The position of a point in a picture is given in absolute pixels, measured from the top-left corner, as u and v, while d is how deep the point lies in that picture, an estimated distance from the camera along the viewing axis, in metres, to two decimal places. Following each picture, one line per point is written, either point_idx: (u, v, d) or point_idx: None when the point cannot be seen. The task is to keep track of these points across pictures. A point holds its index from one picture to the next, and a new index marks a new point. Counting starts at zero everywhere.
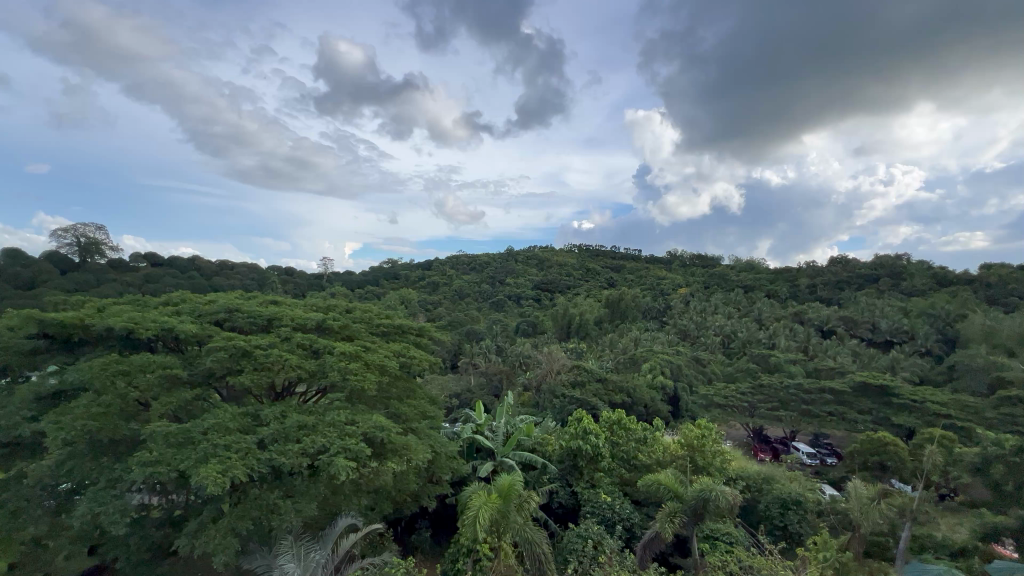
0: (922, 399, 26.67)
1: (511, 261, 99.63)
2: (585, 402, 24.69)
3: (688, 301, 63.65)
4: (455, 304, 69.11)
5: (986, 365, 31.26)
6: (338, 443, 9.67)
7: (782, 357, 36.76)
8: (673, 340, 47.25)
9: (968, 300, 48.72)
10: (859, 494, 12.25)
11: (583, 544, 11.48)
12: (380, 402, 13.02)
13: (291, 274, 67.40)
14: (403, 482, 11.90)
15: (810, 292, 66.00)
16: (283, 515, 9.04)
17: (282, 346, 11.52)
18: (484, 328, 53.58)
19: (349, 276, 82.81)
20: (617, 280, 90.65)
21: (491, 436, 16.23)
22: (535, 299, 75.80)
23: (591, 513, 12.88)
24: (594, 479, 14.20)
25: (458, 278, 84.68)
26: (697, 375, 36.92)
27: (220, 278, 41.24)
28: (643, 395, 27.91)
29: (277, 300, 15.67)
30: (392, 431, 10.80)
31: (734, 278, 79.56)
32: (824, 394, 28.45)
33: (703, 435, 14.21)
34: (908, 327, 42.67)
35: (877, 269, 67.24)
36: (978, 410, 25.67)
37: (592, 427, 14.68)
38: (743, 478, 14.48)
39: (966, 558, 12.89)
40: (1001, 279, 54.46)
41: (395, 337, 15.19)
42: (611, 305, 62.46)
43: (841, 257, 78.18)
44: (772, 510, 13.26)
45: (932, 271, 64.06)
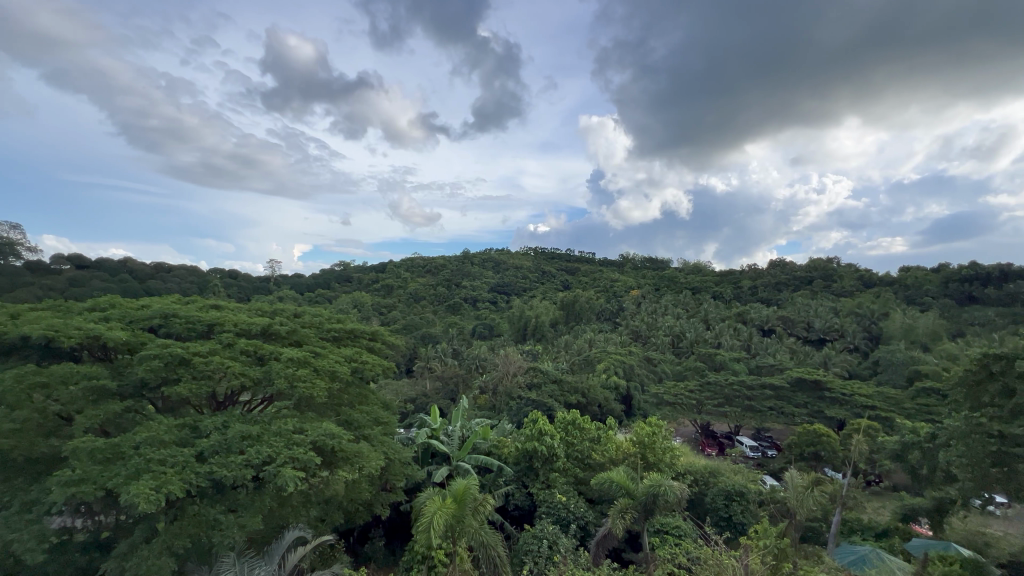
0: (851, 393, 28.73)
1: (467, 264, 99.38)
2: (541, 403, 24.96)
3: (640, 303, 65.57)
4: (410, 307, 67.99)
5: (905, 360, 34.12)
6: (285, 452, 9.29)
7: (727, 355, 38.61)
8: (626, 340, 48.60)
9: (888, 300, 53.00)
10: (796, 483, 12.99)
11: (539, 545, 11.54)
12: (331, 410, 12.62)
13: (235, 277, 64.13)
14: (355, 491, 11.58)
15: (752, 293, 69.71)
16: (225, 530, 8.55)
17: (224, 352, 10.92)
18: (440, 331, 53.14)
19: (298, 278, 79.70)
20: (572, 282, 92.17)
21: (447, 441, 16.06)
22: (492, 302, 75.79)
23: (546, 513, 13.02)
24: (549, 479, 14.30)
25: (413, 281, 83.42)
26: (648, 375, 38.14)
27: (156, 282, 38.63)
28: (597, 394, 28.53)
29: (219, 304, 14.87)
30: (344, 438, 10.51)
31: (682, 281, 82.83)
32: (764, 389, 30.06)
33: (654, 432, 14.66)
34: (838, 326, 45.92)
35: (811, 272, 71.98)
36: (899, 401, 27.95)
37: (547, 428, 14.86)
38: (690, 473, 15.09)
39: (888, 538, 13.99)
40: (917, 281, 59.67)
41: (347, 342, 14.77)
42: (566, 307, 63.45)
43: (779, 261, 83.16)
44: (718, 502, 13.88)
45: (858, 274, 69.31)
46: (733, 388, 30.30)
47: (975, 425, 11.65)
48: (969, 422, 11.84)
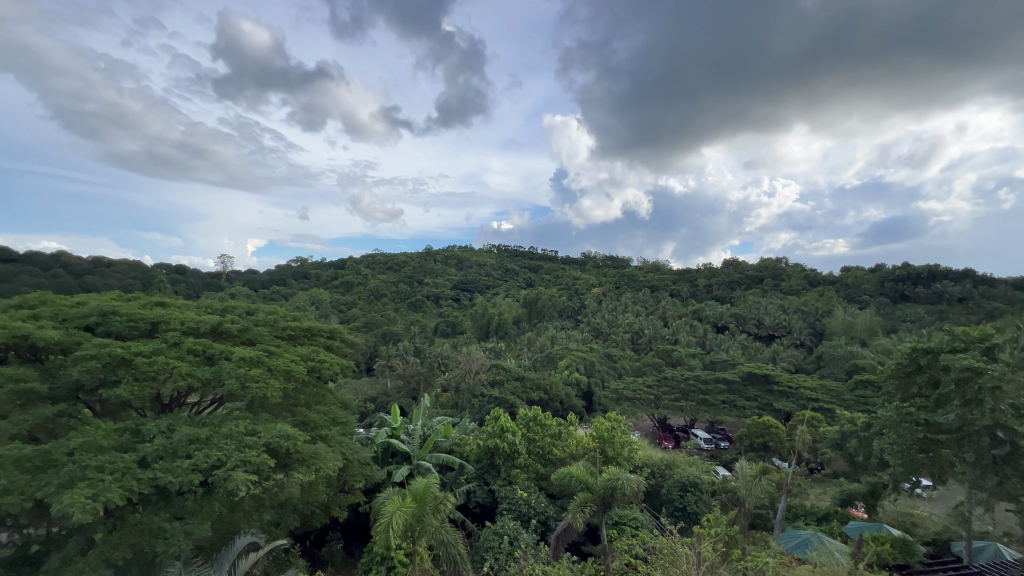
0: (797, 386, 30.30)
1: (430, 261, 98.36)
2: (504, 401, 25.06)
3: (601, 301, 66.79)
4: (371, 304, 66.63)
5: (845, 355, 36.33)
6: (236, 455, 8.92)
7: (683, 352, 39.93)
8: (587, 337, 49.42)
9: (831, 298, 56.23)
10: (746, 472, 13.60)
11: (500, 542, 11.58)
12: (286, 411, 12.22)
13: (183, 273, 60.88)
14: (311, 494, 11.22)
15: (707, 291, 72.34)
16: (170, 539, 8.14)
17: (169, 352, 10.37)
18: (401, 329, 52.35)
19: (252, 274, 76.61)
20: (534, 280, 92.81)
21: (407, 440, 15.85)
22: (455, 299, 75.30)
23: (507, 510, 13.08)
24: (510, 476, 14.36)
25: (374, 278, 81.78)
26: (609, 371, 38.94)
27: (94, 277, 36.25)
28: (558, 391, 28.91)
29: (164, 301, 14.06)
30: (300, 440, 10.19)
31: (642, 279, 84.95)
32: (718, 384, 31.29)
33: (613, 427, 14.99)
34: (786, 322, 48.34)
35: (762, 271, 75.42)
36: (840, 393, 29.75)
37: (509, 425, 14.92)
38: (648, 466, 15.54)
39: (828, 522, 14.90)
40: (857, 281, 63.59)
41: (303, 341, 14.30)
42: (529, 305, 63.87)
43: (732, 260, 86.64)
44: (673, 494, 14.36)
45: (805, 274, 73.17)
46: (689, 383, 31.41)
47: (906, 414, 12.53)
48: (900, 412, 12.72)
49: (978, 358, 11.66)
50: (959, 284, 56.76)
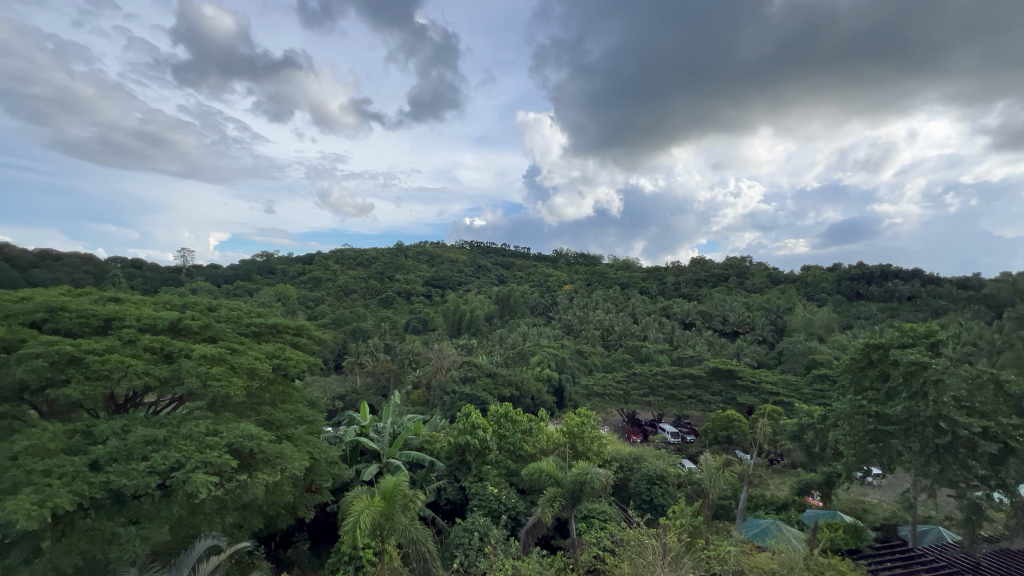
0: (759, 380, 31.39)
1: (402, 256, 97.13)
2: (475, 397, 25.05)
3: (572, 298, 67.38)
4: (340, 301, 65.28)
5: (804, 350, 37.86)
6: (196, 456, 8.62)
7: (652, 348, 40.76)
8: (558, 333, 49.83)
9: (792, 296, 58.45)
10: (710, 465, 14.02)
11: (470, 538, 11.59)
12: (250, 410, 11.87)
13: (139, 267, 58.17)
14: (277, 495, 10.94)
15: (675, 289, 74.01)
16: (125, 544, 7.81)
17: (124, 350, 9.91)
18: (371, 325, 51.56)
19: (215, 269, 73.85)
20: (507, 277, 92.86)
21: (377, 438, 15.64)
22: (426, 296, 74.61)
23: (478, 506, 13.11)
24: (481, 472, 14.39)
25: (343, 273, 80.15)
26: (579, 367, 39.39)
27: (40, 270, 34.17)
28: (530, 387, 29.10)
29: (118, 297, 13.40)
30: (264, 439, 9.92)
31: (613, 276, 86.20)
32: (685, 378, 32.10)
33: (583, 422, 15.18)
34: (750, 319, 49.96)
35: (727, 270, 77.68)
36: (799, 387, 31.01)
37: (480, 422, 14.94)
38: (616, 460, 15.83)
39: (787, 510, 15.52)
40: (816, 279, 66.28)
41: (269, 338, 13.89)
42: (501, 302, 63.88)
43: (700, 259, 88.87)
44: (641, 486, 14.68)
45: (768, 272, 75.74)
46: (657, 378, 32.08)
47: (858, 406, 13.16)
48: (854, 404, 13.35)
49: (925, 353, 12.36)
50: (909, 283, 59.95)
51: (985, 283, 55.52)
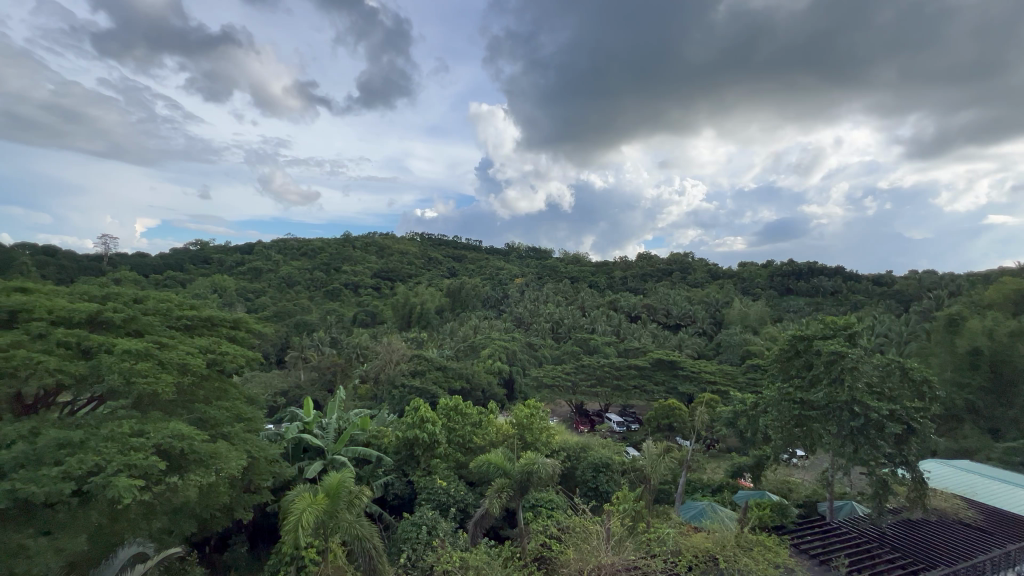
0: (699, 370, 33.00)
1: (349, 247, 94.19)
2: (425, 391, 24.81)
3: (523, 291, 67.95)
4: (283, 293, 62.44)
5: (739, 342, 40.20)
6: (119, 459, 8.03)
7: (600, 340, 41.88)
8: (509, 326, 50.17)
9: (729, 290, 61.79)
10: (652, 451, 14.64)
11: (418, 532, 11.50)
12: (180, 408, 11.12)
13: (52, 254, 52.97)
14: (212, 496, 10.35)
15: (622, 283, 76.31)
16: (35, 556, 7.16)
17: (33, 345, 9.04)
18: (316, 319, 49.68)
19: (142, 258, 68.61)
20: (458, 269, 92.21)
21: (321, 434, 15.17)
22: (375, 288, 72.81)
23: (426, 500, 13.03)
24: (430, 466, 14.32)
25: (286, 264, 76.67)
26: (530, 360, 39.87)
27: None
28: (480, 380, 29.18)
29: (27, 287, 12.16)
30: (197, 439, 9.38)
31: (563, 270, 87.68)
32: (630, 369, 33.25)
33: (532, 414, 15.40)
34: (691, 313, 52.34)
35: (672, 265, 80.95)
36: (734, 376, 32.92)
37: (429, 415, 14.82)
38: (564, 449, 16.20)
39: (721, 492, 16.49)
40: (751, 275, 70.38)
41: (203, 332, 13.07)
42: (452, 294, 63.40)
43: (646, 254, 92.01)
44: (587, 474, 15.11)
45: (708, 268, 79.59)
46: (604, 369, 33.00)
47: (785, 394, 14.15)
48: (781, 392, 14.33)
49: (843, 344, 13.45)
50: (832, 279, 64.89)
51: (896, 280, 61.02)
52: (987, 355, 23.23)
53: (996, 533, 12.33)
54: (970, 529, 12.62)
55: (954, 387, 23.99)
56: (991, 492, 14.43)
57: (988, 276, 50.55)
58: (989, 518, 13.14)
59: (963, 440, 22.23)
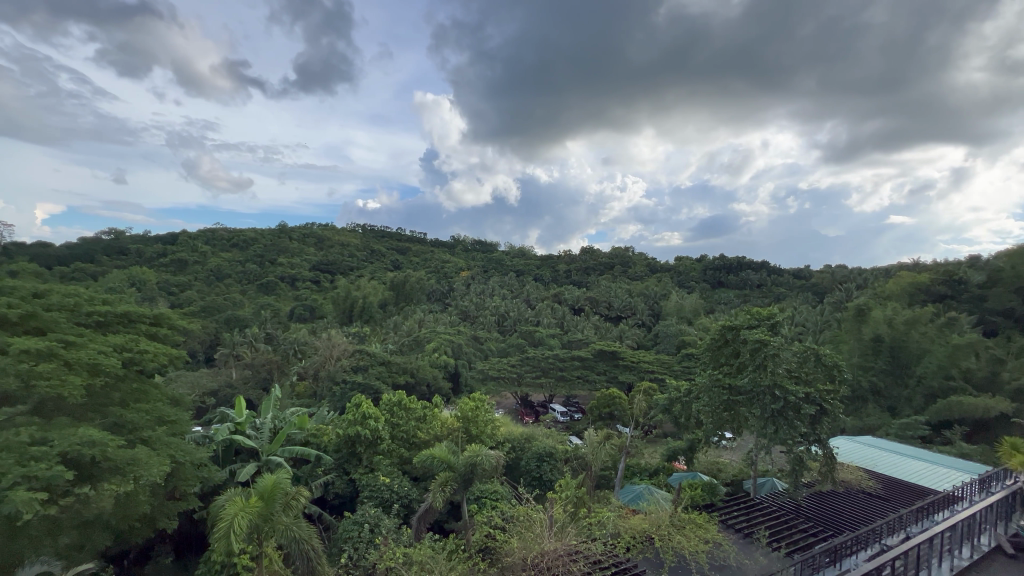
0: (638, 360, 34.40)
1: (285, 238, 89.61)
2: (367, 387, 24.20)
3: (469, 285, 67.68)
4: (211, 286, 58.43)
5: (675, 333, 42.28)
6: (17, 470, 7.28)
7: (544, 333, 42.57)
8: (455, 320, 49.90)
9: (666, 283, 64.67)
10: (593, 439, 15.12)
11: (359, 531, 11.23)
12: (91, 412, 10.16)
13: None
14: (132, 506, 9.56)
15: (567, 276, 77.92)
16: None
17: None
18: (249, 313, 46.99)
19: (44, 248, 61.80)
20: (403, 262, 90.35)
21: (255, 435, 14.41)
22: (314, 281, 69.80)
23: (369, 497, 12.74)
24: (372, 463, 14.00)
25: (214, 256, 71.77)
26: (475, 353, 39.90)
27: None
28: (425, 374, 28.91)
29: None
30: (112, 445, 8.64)
31: (509, 263, 88.22)
32: (574, 360, 34.05)
33: (477, 407, 15.45)
34: (632, 305, 54.37)
35: (613, 259, 83.61)
36: (670, 365, 34.62)
37: (371, 411, 14.49)
38: (509, 441, 16.39)
39: (656, 475, 17.32)
40: (687, 269, 74.09)
41: (118, 329, 12.03)
42: (396, 287, 62.00)
43: (589, 248, 94.41)
44: (531, 464, 15.38)
45: (647, 262, 82.89)
46: (549, 360, 33.63)
47: (715, 380, 15.06)
48: (712, 378, 15.23)
49: (766, 333, 14.51)
50: (758, 272, 69.65)
51: (812, 274, 66.45)
52: (887, 342, 25.91)
53: (892, 500, 13.81)
54: (871, 498, 14.04)
55: (859, 370, 26.57)
56: (889, 464, 16.13)
57: (889, 271, 56.22)
58: (887, 486, 14.68)
59: (866, 418, 24.71)
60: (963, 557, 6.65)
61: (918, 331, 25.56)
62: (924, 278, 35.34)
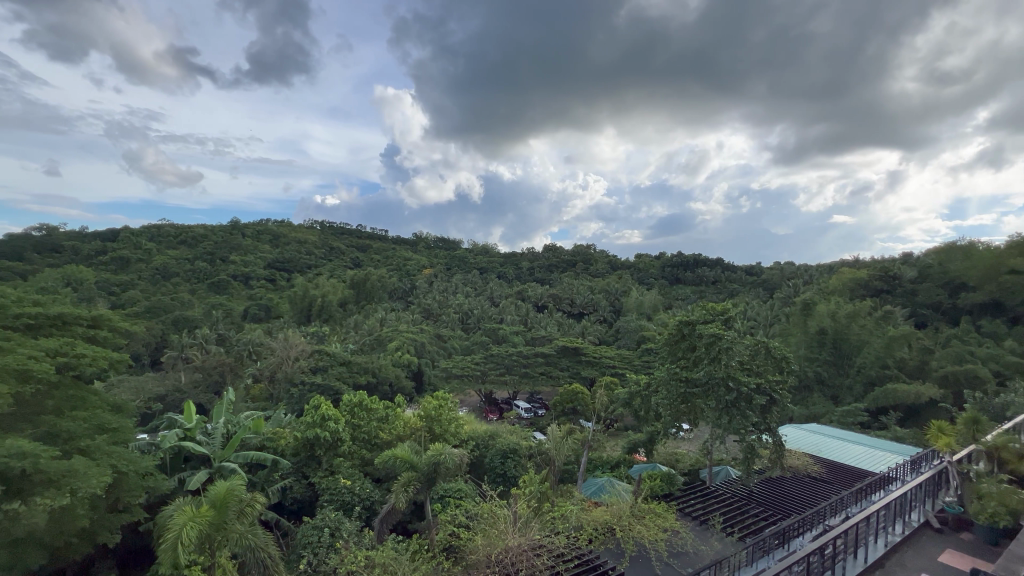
0: (600, 355, 35.02)
1: (238, 235, 85.89)
2: (327, 388, 23.61)
3: (432, 283, 67.08)
4: (157, 285, 55.31)
5: (635, 328, 43.35)
6: None
7: (508, 330, 42.73)
8: (417, 318, 49.31)
9: (627, 280, 66.17)
10: (556, 434, 15.31)
11: (319, 536, 10.93)
12: (21, 422, 9.46)
13: None
14: (69, 522, 8.93)
15: (530, 273, 78.44)
16: None
17: None
18: (199, 314, 44.77)
19: None
20: (363, 259, 88.48)
21: (206, 441, 13.76)
22: (269, 280, 67.30)
23: (329, 501, 12.43)
24: (333, 466, 13.68)
25: (160, 253, 67.93)
26: (438, 351, 39.57)
27: None
28: (387, 374, 28.45)
29: None
30: (46, 456, 8.07)
31: (472, 261, 87.93)
32: (537, 357, 34.34)
33: (440, 405, 15.35)
34: (594, 302, 55.33)
35: (575, 257, 84.80)
36: (631, 359, 35.48)
37: (331, 413, 14.14)
38: (473, 439, 16.37)
39: (618, 468, 17.74)
40: (646, 266, 76.04)
41: (51, 333, 11.21)
42: (357, 286, 60.61)
43: (552, 246, 95.27)
44: (495, 461, 15.45)
45: (609, 259, 84.54)
46: (512, 358, 33.79)
47: (673, 374, 15.53)
48: (670, 372, 15.70)
49: (720, 327, 15.11)
50: (714, 269, 72.36)
51: (763, 271, 69.63)
52: (831, 334, 27.49)
53: (834, 482, 14.70)
54: (816, 482, 14.90)
55: (806, 361, 28.08)
56: (831, 449, 17.15)
57: (832, 267, 59.64)
58: (830, 470, 15.60)
59: (812, 406, 26.10)
60: (896, 533, 7.16)
61: (858, 323, 27.25)
62: (862, 274, 37.71)
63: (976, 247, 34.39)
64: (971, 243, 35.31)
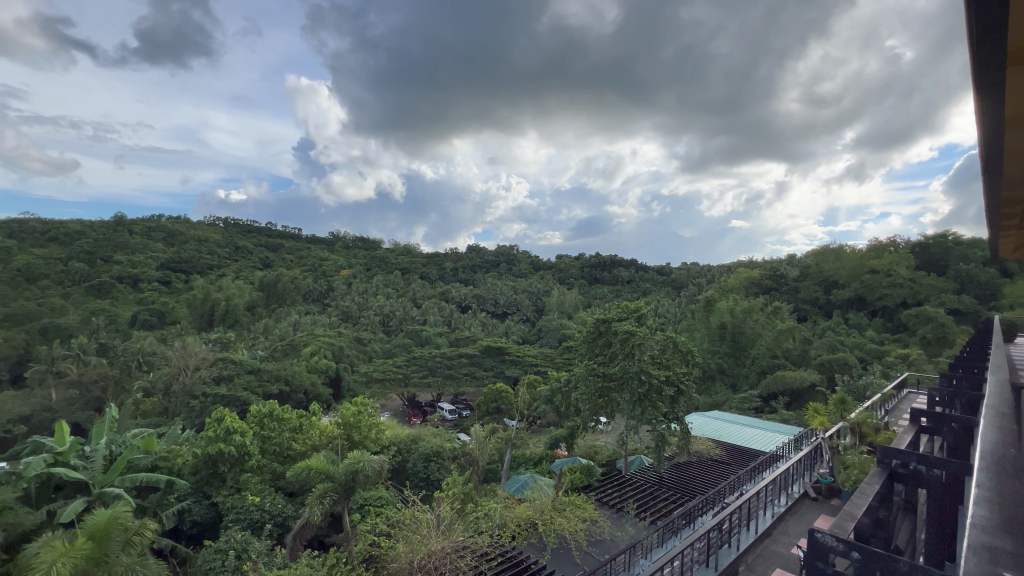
0: (522, 354, 35.66)
1: (123, 232, 76.56)
2: (232, 399, 21.80)
3: (351, 284, 64.35)
4: (19, 289, 47.81)
5: (555, 328, 44.65)
6: None
7: (431, 331, 42.22)
8: (335, 321, 47.04)
9: (549, 281, 67.96)
10: (480, 434, 15.33)
11: (223, 559, 10.04)
12: None
13: None
14: None
15: (453, 274, 77.99)
16: None
17: None
18: (74, 321, 39.33)
19: None
20: (274, 260, 82.82)
21: (83, 465, 12.07)
22: (163, 282, 60.82)
23: (235, 521, 11.48)
24: (239, 482, 12.66)
25: (23, 253, 58.75)
26: (358, 355, 38.04)
27: None
28: (301, 381, 26.84)
29: None
30: None
31: (394, 261, 85.58)
32: (461, 357, 34.24)
33: (360, 411, 14.73)
34: (517, 302, 56.23)
35: (499, 257, 85.64)
36: (552, 357, 36.49)
37: (237, 425, 13.05)
38: (394, 444, 15.97)
39: (540, 463, 18.15)
40: (566, 266, 78.71)
41: None
42: (267, 288, 56.56)
43: (476, 246, 95.36)
44: (418, 465, 15.14)
45: (531, 259, 86.27)
46: (435, 360, 33.36)
47: (591, 369, 16.17)
48: (588, 368, 16.35)
49: (633, 324, 16.00)
50: (628, 269, 76.59)
51: (672, 271, 75.00)
52: (729, 328, 30.17)
53: (732, 464, 16.13)
54: (717, 464, 16.27)
55: (709, 353, 30.53)
56: (730, 433, 18.80)
57: (730, 267, 65.62)
58: (730, 453, 17.09)
59: (714, 395, 28.46)
60: (781, 506, 7.96)
61: (752, 318, 30.14)
62: (756, 274, 41.84)
63: (846, 249, 39.44)
64: (842, 247, 40.45)
